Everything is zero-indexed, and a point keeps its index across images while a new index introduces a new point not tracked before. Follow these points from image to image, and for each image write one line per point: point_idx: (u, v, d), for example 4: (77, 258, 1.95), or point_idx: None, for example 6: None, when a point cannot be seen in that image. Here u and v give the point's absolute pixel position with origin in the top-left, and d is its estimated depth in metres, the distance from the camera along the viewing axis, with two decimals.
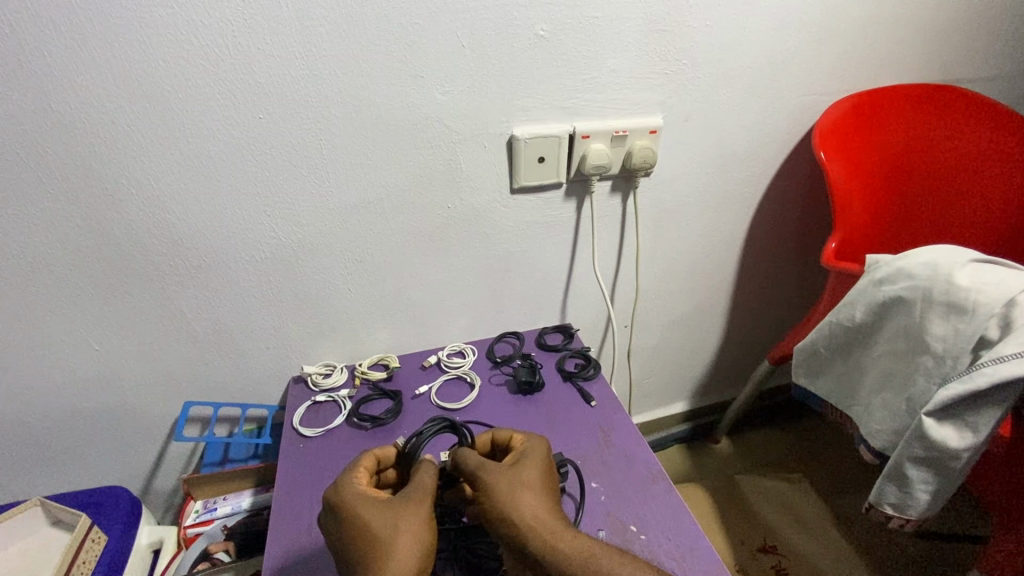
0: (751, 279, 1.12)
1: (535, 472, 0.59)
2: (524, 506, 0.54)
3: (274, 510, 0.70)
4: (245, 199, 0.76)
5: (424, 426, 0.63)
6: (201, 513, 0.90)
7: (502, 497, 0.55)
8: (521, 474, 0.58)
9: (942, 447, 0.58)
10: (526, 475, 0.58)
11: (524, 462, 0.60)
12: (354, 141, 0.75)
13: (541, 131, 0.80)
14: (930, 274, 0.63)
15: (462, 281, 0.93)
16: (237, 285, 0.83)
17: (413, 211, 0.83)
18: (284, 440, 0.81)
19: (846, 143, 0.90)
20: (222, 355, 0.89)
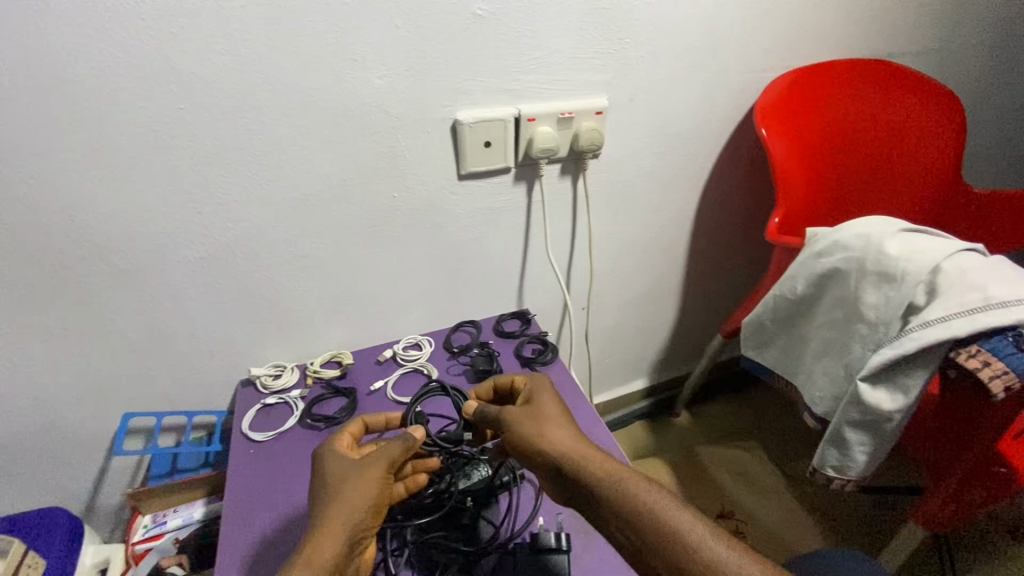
0: (702, 256, 1.14)
1: (554, 411, 0.61)
2: (553, 441, 0.56)
3: (225, 521, 0.68)
4: (173, 196, 0.71)
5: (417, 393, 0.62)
6: (150, 528, 0.86)
7: (530, 436, 0.57)
8: (542, 410, 0.60)
9: (875, 410, 0.61)
10: (549, 412, 0.60)
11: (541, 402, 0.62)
12: (287, 130, 0.71)
13: (485, 114, 0.78)
14: (863, 245, 0.66)
15: (413, 272, 0.91)
16: (171, 288, 0.78)
17: (357, 201, 0.80)
18: (234, 446, 0.78)
19: (787, 118, 0.92)
20: (162, 362, 0.84)
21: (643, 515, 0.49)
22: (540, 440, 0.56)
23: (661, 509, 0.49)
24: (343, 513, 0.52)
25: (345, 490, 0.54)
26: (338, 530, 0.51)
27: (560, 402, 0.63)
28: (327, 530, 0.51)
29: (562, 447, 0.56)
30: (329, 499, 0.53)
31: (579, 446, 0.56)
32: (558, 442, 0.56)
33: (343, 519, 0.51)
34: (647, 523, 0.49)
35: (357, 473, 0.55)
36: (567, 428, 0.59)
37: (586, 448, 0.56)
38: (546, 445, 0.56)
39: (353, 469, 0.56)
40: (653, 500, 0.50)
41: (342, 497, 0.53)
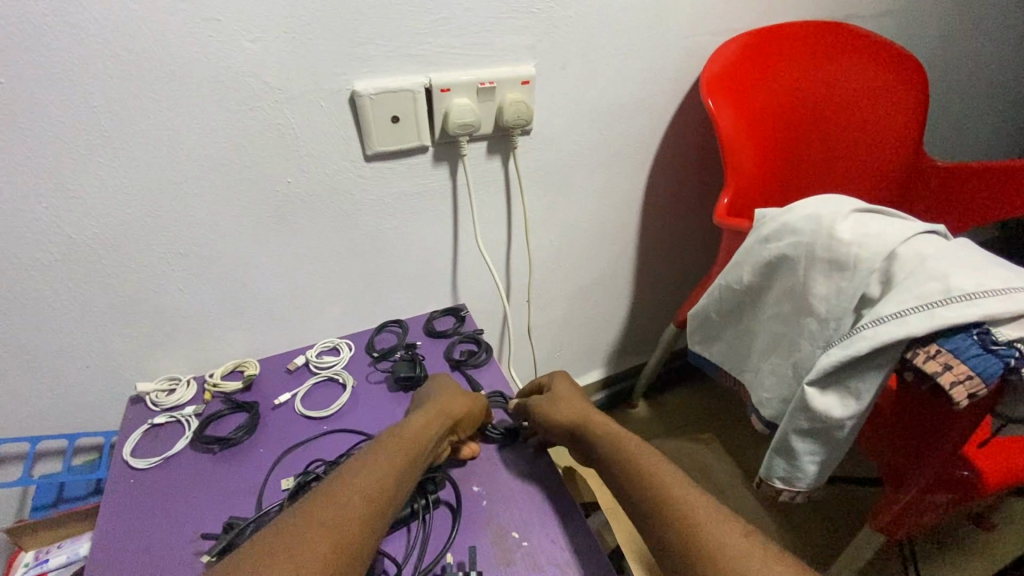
0: (653, 239, 1.06)
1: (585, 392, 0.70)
2: (574, 405, 0.65)
3: (87, 566, 0.57)
4: (5, 188, 0.59)
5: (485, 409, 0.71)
6: (31, 567, 0.75)
7: (553, 399, 0.67)
8: (568, 385, 0.69)
9: (826, 417, 0.53)
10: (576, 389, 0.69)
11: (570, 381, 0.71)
12: (142, 104, 0.60)
13: (388, 84, 0.68)
14: (813, 229, 0.58)
15: (325, 268, 0.81)
16: (23, 297, 0.66)
17: (245, 189, 0.69)
18: (110, 476, 0.67)
19: (737, 87, 0.83)
20: (27, 381, 0.73)
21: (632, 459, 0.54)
22: (561, 403, 0.65)
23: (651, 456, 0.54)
24: (364, 485, 0.51)
25: (372, 465, 0.53)
26: (357, 498, 0.50)
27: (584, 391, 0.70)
28: (347, 500, 0.49)
29: (579, 410, 0.64)
30: (354, 470, 0.53)
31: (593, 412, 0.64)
32: (577, 407, 0.65)
33: (363, 492, 0.50)
34: (634, 467, 0.53)
35: (388, 452, 0.55)
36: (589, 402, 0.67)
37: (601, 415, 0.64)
38: (562, 409, 0.64)
39: (388, 447, 0.56)
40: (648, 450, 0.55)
41: (367, 471, 0.53)
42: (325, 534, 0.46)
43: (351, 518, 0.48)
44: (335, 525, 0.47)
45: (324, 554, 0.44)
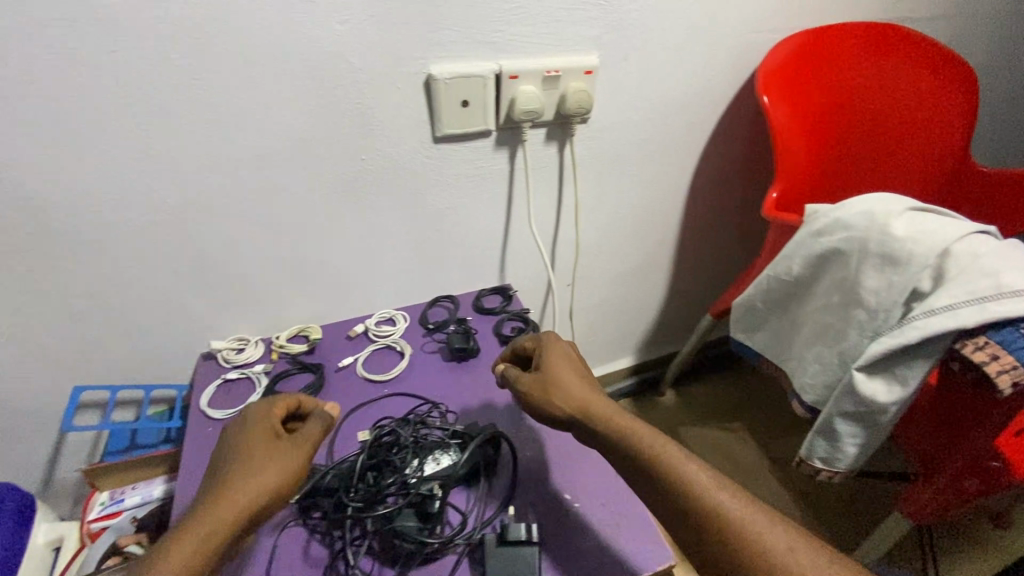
0: (694, 231, 1.09)
1: (573, 362, 0.63)
2: (574, 394, 0.59)
3: (176, 503, 0.63)
4: (113, 151, 0.64)
5: None
6: (108, 505, 0.81)
7: (548, 388, 0.61)
8: (558, 364, 0.62)
9: (870, 401, 0.57)
10: (567, 363, 0.63)
11: (557, 353, 0.64)
12: (239, 79, 0.64)
13: (462, 69, 0.71)
14: (867, 224, 0.61)
15: (386, 242, 0.85)
16: (117, 253, 0.72)
17: (322, 163, 0.74)
18: (190, 423, 0.73)
19: (791, 85, 0.86)
20: (113, 333, 0.78)
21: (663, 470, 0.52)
22: (559, 393, 0.60)
23: (682, 467, 0.52)
24: (260, 492, 0.51)
25: (243, 473, 0.52)
26: (230, 510, 0.49)
27: (577, 360, 0.64)
28: (205, 518, 0.49)
29: (582, 399, 0.59)
30: (225, 482, 0.51)
31: (594, 395, 0.59)
32: (578, 395, 0.59)
33: (256, 499, 0.51)
34: (666, 480, 0.52)
35: (281, 455, 0.54)
36: (585, 377, 0.62)
37: (604, 399, 0.59)
38: (563, 402, 0.59)
39: (262, 449, 0.55)
40: (673, 457, 0.53)
41: (234, 482, 0.51)
42: (188, 549, 0.47)
43: (220, 534, 0.48)
44: (196, 544, 0.47)
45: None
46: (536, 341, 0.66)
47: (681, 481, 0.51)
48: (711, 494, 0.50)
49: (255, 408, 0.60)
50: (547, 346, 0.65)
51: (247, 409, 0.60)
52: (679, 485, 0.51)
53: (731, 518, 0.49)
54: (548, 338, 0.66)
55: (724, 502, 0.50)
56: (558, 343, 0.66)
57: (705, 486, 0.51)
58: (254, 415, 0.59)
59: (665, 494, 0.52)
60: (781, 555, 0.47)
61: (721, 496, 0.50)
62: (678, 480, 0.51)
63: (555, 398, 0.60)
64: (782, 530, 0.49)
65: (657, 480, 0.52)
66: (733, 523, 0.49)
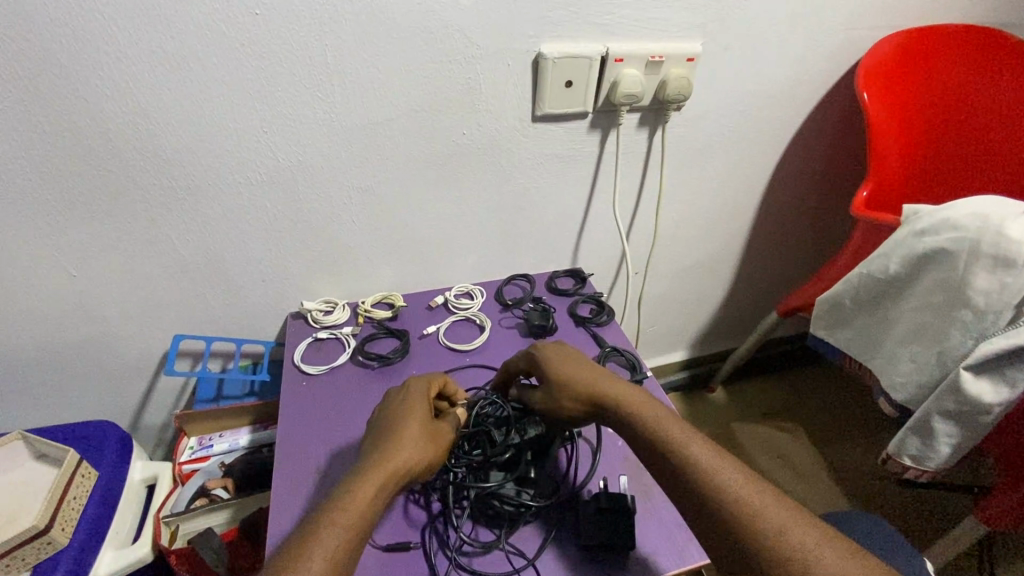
0: (767, 228, 1.09)
1: (574, 355, 0.63)
2: (576, 385, 0.59)
3: (279, 447, 0.67)
4: (239, 110, 0.67)
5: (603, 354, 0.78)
6: (196, 449, 0.85)
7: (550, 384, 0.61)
8: (558, 357, 0.62)
9: (975, 401, 0.57)
10: (565, 356, 0.63)
11: (556, 348, 0.64)
12: (363, 47, 0.66)
13: (571, 49, 0.72)
14: (979, 226, 0.60)
15: (473, 217, 0.87)
16: (229, 210, 0.75)
17: (427, 135, 0.76)
18: (286, 376, 0.77)
19: (890, 84, 0.85)
20: (214, 286, 0.82)
21: (670, 455, 0.51)
22: (562, 388, 0.60)
23: (684, 448, 0.51)
24: (423, 460, 0.54)
25: (411, 438, 0.55)
26: (400, 469, 0.52)
27: (572, 356, 0.63)
28: (379, 470, 0.51)
29: (584, 391, 0.59)
30: (397, 441, 0.55)
31: (597, 382, 0.59)
32: (581, 385, 0.59)
33: (418, 465, 0.54)
34: (673, 464, 0.51)
35: (437, 432, 0.58)
36: (588, 365, 0.62)
37: (612, 384, 0.59)
38: (568, 399, 0.59)
39: (424, 420, 0.58)
40: (677, 439, 0.52)
41: (404, 444, 0.54)
42: (370, 491, 0.49)
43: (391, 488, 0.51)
44: (377, 488, 0.50)
45: (349, 515, 0.46)
46: (533, 342, 0.67)
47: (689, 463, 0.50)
48: (717, 475, 0.48)
49: (413, 386, 0.63)
50: (544, 344, 0.65)
51: (406, 384, 0.64)
52: (686, 469, 0.50)
53: (737, 502, 0.46)
54: (545, 339, 0.66)
55: (731, 482, 0.48)
56: (564, 343, 0.66)
57: (710, 468, 0.49)
58: (414, 391, 0.62)
59: (675, 477, 0.50)
60: (786, 539, 0.43)
61: (729, 478, 0.48)
62: (684, 463, 0.50)
63: (559, 393, 0.60)
64: (797, 514, 0.45)
65: (664, 465, 0.51)
66: (739, 506, 0.46)
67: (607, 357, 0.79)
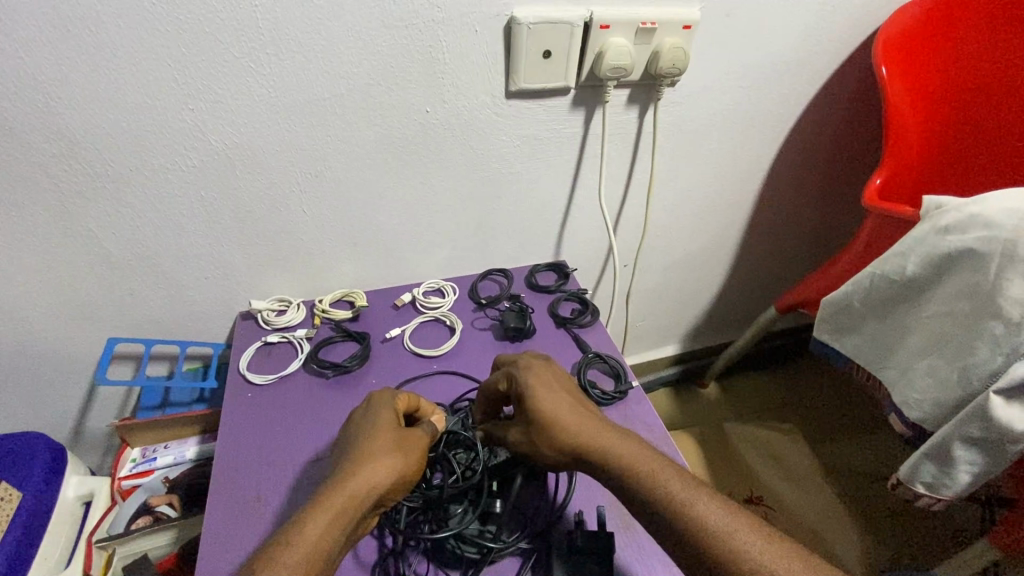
0: (768, 216, 1.00)
1: (557, 386, 0.54)
2: (558, 428, 0.50)
3: (217, 467, 0.59)
4: (158, 84, 0.57)
5: (583, 361, 0.71)
6: (139, 463, 0.77)
7: (529, 425, 0.52)
8: (537, 389, 0.53)
9: (1004, 429, 0.51)
10: (547, 389, 0.53)
11: (535, 376, 0.55)
12: (301, 9, 0.56)
13: (548, 14, 0.62)
14: (1016, 226, 0.52)
15: (442, 206, 0.78)
16: (159, 200, 0.66)
17: (384, 113, 0.66)
18: (229, 386, 0.68)
19: (913, 56, 0.75)
20: (151, 285, 0.73)
21: (673, 518, 0.43)
22: (542, 431, 0.51)
23: (692, 508, 0.43)
24: (386, 474, 0.46)
25: (371, 454, 0.48)
26: (358, 492, 0.45)
27: (558, 389, 0.53)
28: (330, 498, 0.44)
29: (567, 436, 0.49)
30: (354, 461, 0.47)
31: (584, 424, 0.50)
32: (567, 429, 0.50)
33: (382, 483, 0.46)
34: (682, 530, 0.43)
35: (404, 440, 0.50)
36: (575, 401, 0.53)
37: (600, 426, 0.50)
38: (553, 440, 0.50)
39: (387, 432, 0.50)
40: (680, 496, 0.44)
41: (368, 462, 0.47)
42: (318, 525, 0.42)
43: (349, 514, 0.43)
44: (329, 521, 0.42)
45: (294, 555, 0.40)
46: (511, 368, 0.57)
47: (699, 526, 0.42)
48: (733, 541, 0.41)
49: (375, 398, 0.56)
50: (521, 371, 0.56)
51: (371, 398, 0.56)
52: (695, 536, 0.42)
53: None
54: (526, 363, 0.57)
55: (753, 551, 0.40)
56: (549, 367, 0.57)
57: (727, 535, 0.41)
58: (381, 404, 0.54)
59: (681, 544, 0.42)
60: None
61: (748, 547, 0.41)
62: (692, 529, 0.42)
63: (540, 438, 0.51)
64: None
65: (668, 528, 0.43)
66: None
67: (588, 364, 0.71)
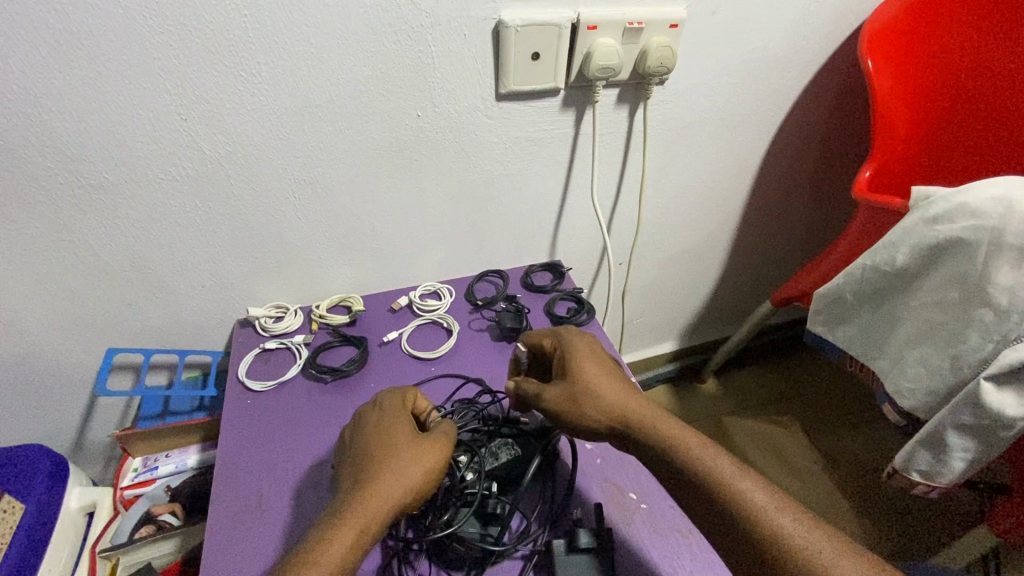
0: (760, 211, 1.01)
1: (603, 359, 0.55)
2: (608, 395, 0.51)
3: (216, 475, 0.59)
4: (148, 94, 0.58)
5: None
6: (140, 473, 0.78)
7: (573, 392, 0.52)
8: (588, 358, 0.54)
9: (995, 415, 0.52)
10: (596, 362, 0.54)
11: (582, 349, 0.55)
12: (290, 16, 0.57)
13: (536, 16, 0.63)
14: (1002, 214, 0.53)
15: (435, 209, 0.79)
16: (154, 210, 0.66)
17: (375, 119, 0.67)
18: (229, 394, 0.69)
19: (898, 49, 0.76)
20: (148, 295, 0.74)
21: (718, 491, 0.44)
22: (591, 396, 0.51)
23: (738, 482, 0.44)
24: (409, 487, 0.47)
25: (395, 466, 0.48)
26: (382, 506, 0.45)
27: (606, 363, 0.54)
28: (354, 513, 0.44)
29: (617, 404, 0.50)
30: (377, 472, 0.47)
31: (631, 397, 0.51)
32: (613, 400, 0.51)
33: (403, 495, 0.46)
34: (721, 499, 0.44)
35: (428, 447, 0.50)
36: (621, 376, 0.54)
37: (644, 400, 0.51)
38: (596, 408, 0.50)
39: (408, 441, 0.50)
40: (725, 470, 0.45)
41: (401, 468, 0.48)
42: (344, 542, 0.42)
43: (374, 529, 0.44)
44: (353, 537, 0.43)
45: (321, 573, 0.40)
46: (557, 339, 0.58)
47: (742, 500, 0.43)
48: (776, 517, 0.42)
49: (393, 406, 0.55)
50: (568, 343, 0.56)
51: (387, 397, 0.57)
52: (739, 508, 0.43)
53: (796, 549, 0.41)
54: (574, 334, 0.58)
55: (794, 526, 0.42)
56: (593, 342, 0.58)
57: (765, 508, 0.43)
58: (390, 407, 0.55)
59: (723, 515, 0.43)
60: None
61: (789, 522, 0.42)
62: (737, 502, 0.43)
63: (586, 402, 0.51)
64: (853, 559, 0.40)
65: (711, 500, 0.44)
66: (806, 559, 0.40)
67: None
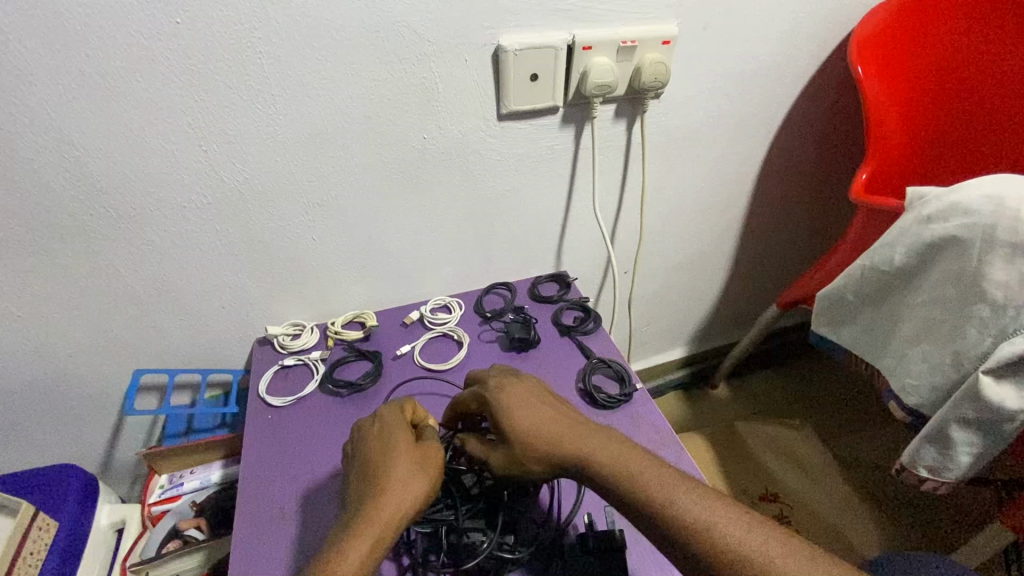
0: (762, 215, 1.02)
1: (529, 397, 0.54)
2: (539, 440, 0.50)
3: (240, 493, 0.61)
4: (172, 129, 0.62)
5: (586, 367, 0.73)
6: (167, 489, 0.80)
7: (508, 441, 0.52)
8: (513, 404, 0.53)
9: (997, 408, 0.53)
10: (522, 402, 0.53)
11: (509, 393, 0.55)
12: (303, 51, 0.61)
13: (533, 40, 0.66)
14: (993, 212, 0.54)
15: (444, 225, 0.82)
16: (178, 236, 0.70)
17: (384, 143, 0.70)
18: (250, 411, 0.71)
19: (887, 55, 0.78)
20: (172, 317, 0.77)
21: (660, 513, 0.44)
22: (523, 445, 0.51)
23: (677, 502, 0.44)
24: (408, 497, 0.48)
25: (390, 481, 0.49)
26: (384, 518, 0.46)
27: (531, 399, 0.54)
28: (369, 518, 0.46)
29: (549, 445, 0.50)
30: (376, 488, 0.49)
31: (563, 435, 0.51)
32: (545, 440, 0.50)
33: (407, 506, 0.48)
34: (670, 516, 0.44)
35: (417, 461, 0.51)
36: (549, 412, 0.53)
37: (576, 432, 0.51)
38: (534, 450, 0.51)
39: (404, 453, 0.52)
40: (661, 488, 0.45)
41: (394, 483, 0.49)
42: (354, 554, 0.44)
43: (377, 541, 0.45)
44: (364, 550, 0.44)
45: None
46: (482, 388, 0.56)
47: (678, 521, 0.44)
48: (712, 530, 0.43)
49: (384, 419, 0.56)
50: (495, 387, 0.56)
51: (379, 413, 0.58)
52: (682, 527, 0.43)
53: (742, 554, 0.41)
54: (500, 381, 0.56)
55: (732, 531, 0.42)
56: (518, 381, 0.57)
57: (706, 517, 0.43)
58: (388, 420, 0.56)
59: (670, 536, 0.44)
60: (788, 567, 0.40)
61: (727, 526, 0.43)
62: (677, 521, 0.44)
63: (525, 454, 0.51)
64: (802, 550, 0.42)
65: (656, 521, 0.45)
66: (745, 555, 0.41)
67: (593, 369, 0.73)
